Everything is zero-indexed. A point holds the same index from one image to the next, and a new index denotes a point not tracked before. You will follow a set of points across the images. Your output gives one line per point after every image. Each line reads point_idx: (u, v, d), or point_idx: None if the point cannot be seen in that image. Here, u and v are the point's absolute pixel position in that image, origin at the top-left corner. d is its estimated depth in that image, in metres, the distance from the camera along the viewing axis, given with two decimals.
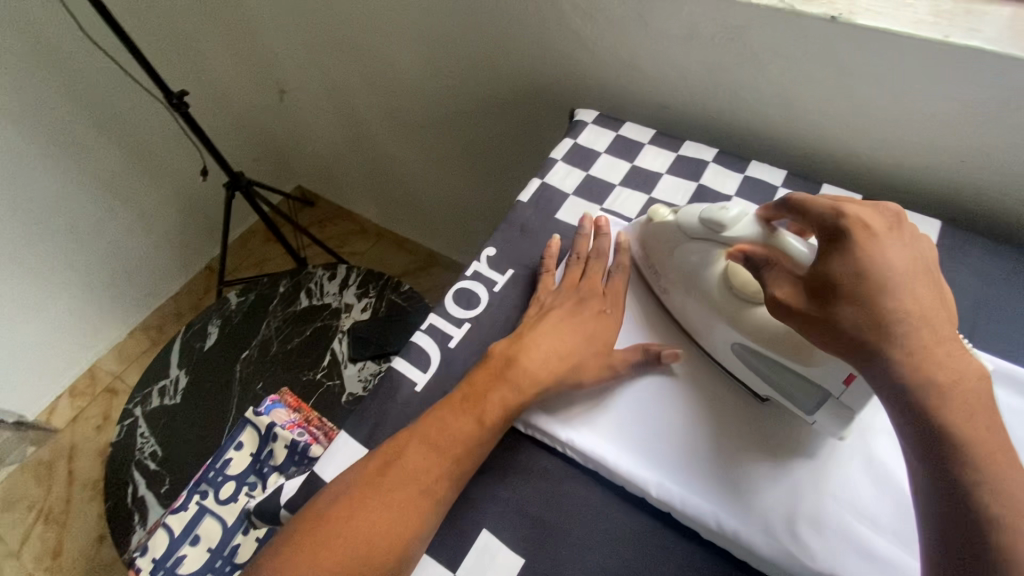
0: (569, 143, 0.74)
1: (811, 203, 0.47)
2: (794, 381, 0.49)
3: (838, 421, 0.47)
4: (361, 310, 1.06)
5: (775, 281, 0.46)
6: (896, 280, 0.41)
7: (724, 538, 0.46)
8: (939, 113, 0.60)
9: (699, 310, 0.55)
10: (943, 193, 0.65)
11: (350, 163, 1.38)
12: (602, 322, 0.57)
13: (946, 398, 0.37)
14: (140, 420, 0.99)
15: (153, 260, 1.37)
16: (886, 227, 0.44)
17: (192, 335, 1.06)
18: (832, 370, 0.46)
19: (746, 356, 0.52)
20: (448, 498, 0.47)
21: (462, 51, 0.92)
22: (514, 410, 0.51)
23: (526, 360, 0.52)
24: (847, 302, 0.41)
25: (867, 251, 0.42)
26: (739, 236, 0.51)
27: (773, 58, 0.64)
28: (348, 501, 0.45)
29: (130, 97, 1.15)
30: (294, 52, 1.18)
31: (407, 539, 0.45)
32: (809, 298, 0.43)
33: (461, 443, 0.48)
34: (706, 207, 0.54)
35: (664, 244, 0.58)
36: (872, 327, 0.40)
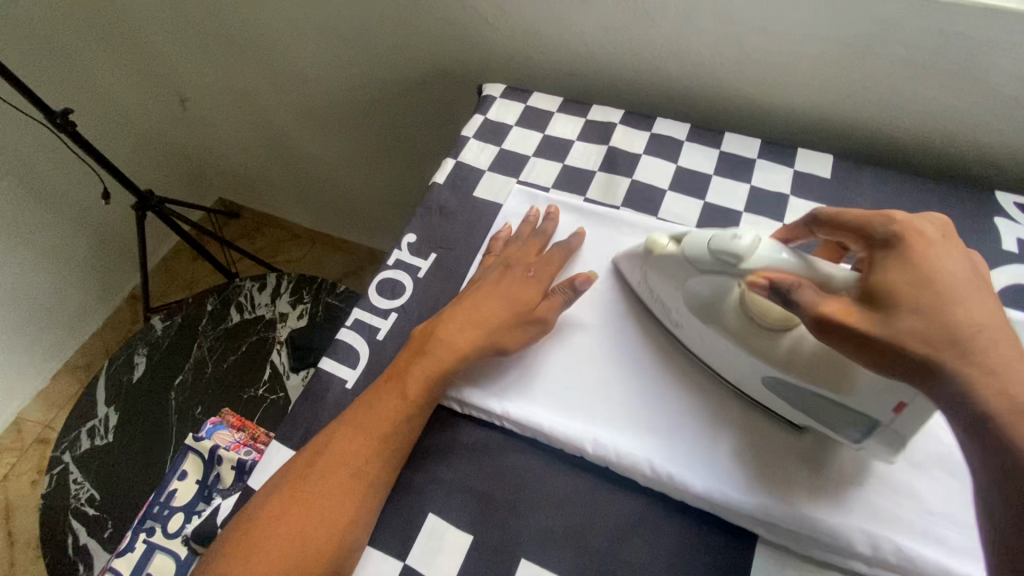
0: (479, 119, 0.68)
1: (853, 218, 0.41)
2: (835, 411, 0.40)
3: (887, 447, 0.39)
4: (296, 318, 0.97)
5: (814, 294, 0.37)
6: (968, 295, 0.35)
7: (716, 505, 0.42)
8: (837, 49, 0.58)
9: (717, 344, 0.45)
10: (860, 126, 0.63)
11: (272, 171, 1.31)
12: (526, 286, 0.50)
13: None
14: (71, 466, 0.87)
15: (69, 298, 1.28)
16: (940, 236, 0.38)
17: (118, 368, 0.95)
18: (880, 395, 0.37)
19: (781, 389, 0.42)
20: (384, 478, 0.43)
21: (360, 40, 0.87)
22: (438, 381, 0.46)
23: (446, 332, 0.47)
24: (909, 314, 0.35)
25: (922, 262, 0.36)
26: (762, 266, 0.40)
27: (666, 12, 0.62)
28: (275, 501, 0.41)
29: (13, 128, 1.06)
30: (191, 61, 1.11)
31: (345, 525, 0.41)
32: (862, 313, 0.36)
33: (388, 421, 0.44)
34: (715, 233, 0.42)
35: (668, 274, 0.46)
36: (942, 344, 0.33)
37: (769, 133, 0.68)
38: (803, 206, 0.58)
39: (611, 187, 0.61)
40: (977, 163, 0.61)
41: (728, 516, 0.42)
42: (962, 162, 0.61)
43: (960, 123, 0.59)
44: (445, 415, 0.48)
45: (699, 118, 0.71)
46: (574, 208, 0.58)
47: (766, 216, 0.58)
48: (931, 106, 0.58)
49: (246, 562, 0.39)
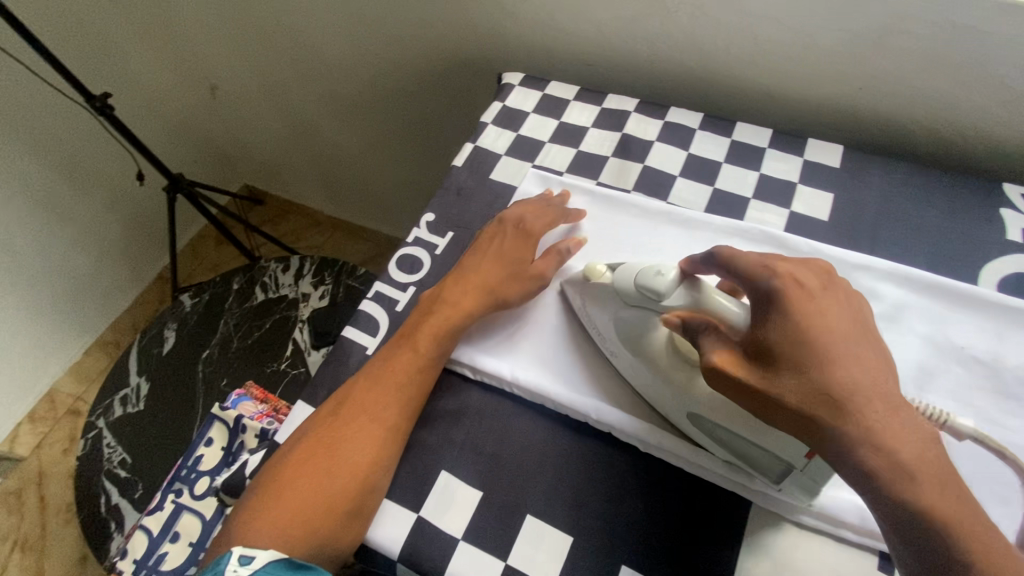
0: (497, 107, 0.71)
1: (744, 263, 0.40)
2: (758, 455, 0.41)
3: (806, 488, 0.40)
4: (318, 298, 1.01)
5: (713, 343, 0.38)
6: (849, 350, 0.34)
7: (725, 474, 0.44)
8: (849, 41, 0.59)
9: (647, 382, 0.46)
10: (871, 118, 0.65)
11: (296, 158, 1.35)
12: (521, 241, 0.55)
13: (913, 478, 0.31)
14: (105, 431, 0.92)
15: (102, 276, 1.34)
16: (822, 284, 0.37)
17: (149, 340, 1.00)
18: (789, 442, 0.38)
19: (704, 424, 0.43)
20: (401, 425, 0.47)
21: (385, 30, 0.90)
22: (446, 334, 0.50)
23: (452, 295, 0.51)
24: (792, 373, 0.34)
25: (804, 317, 0.35)
26: (678, 306, 0.42)
27: (681, 4, 0.63)
28: (301, 448, 0.45)
29: (55, 111, 1.11)
30: (221, 49, 1.15)
31: (366, 468, 0.44)
32: (750, 367, 0.36)
33: (402, 372, 0.48)
34: (643, 267, 0.45)
35: (602, 303, 0.49)
36: (821, 404, 0.33)
37: (781, 123, 0.70)
38: (811, 194, 0.59)
39: (623, 172, 0.63)
40: (987, 156, 0.62)
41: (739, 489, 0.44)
42: (973, 155, 0.62)
43: (971, 117, 0.59)
44: (459, 383, 0.51)
45: (713, 108, 0.72)
46: (588, 193, 0.61)
47: (773, 203, 0.59)
48: (943, 98, 0.59)
49: (275, 499, 0.43)
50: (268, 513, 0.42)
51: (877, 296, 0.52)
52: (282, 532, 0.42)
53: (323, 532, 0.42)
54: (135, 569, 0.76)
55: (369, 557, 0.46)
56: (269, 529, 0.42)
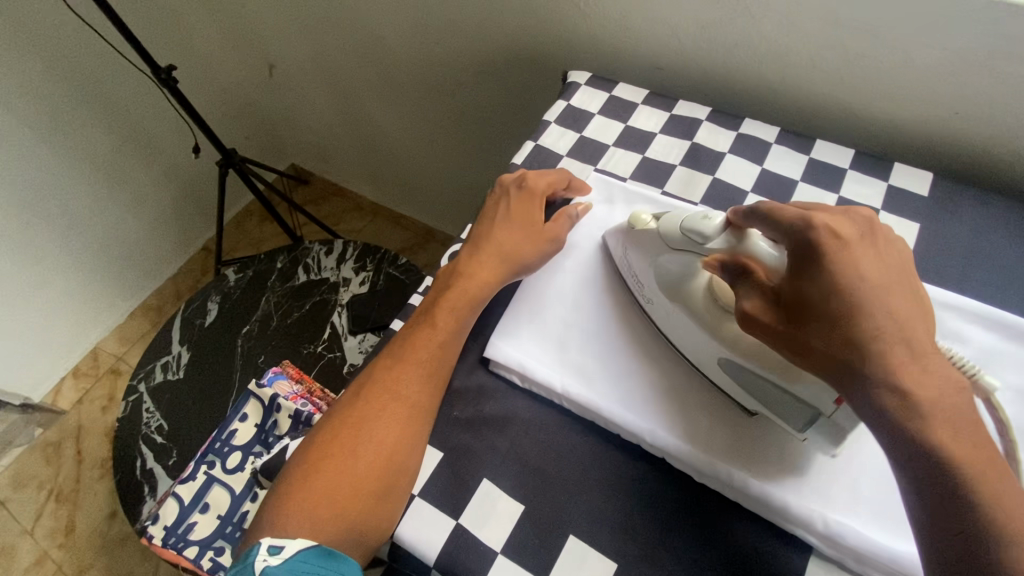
0: (561, 105, 0.68)
1: (788, 217, 0.40)
2: (784, 399, 0.42)
3: (831, 439, 0.41)
4: (359, 284, 1.01)
5: (750, 292, 0.40)
6: (875, 294, 0.35)
7: (772, 510, 0.42)
8: (953, 62, 0.55)
9: (686, 327, 0.48)
10: (962, 144, 0.60)
11: (344, 140, 1.36)
12: (523, 205, 0.54)
13: (923, 415, 0.32)
14: (145, 396, 0.94)
15: (150, 243, 1.37)
16: (858, 234, 0.38)
17: (192, 311, 1.01)
18: (817, 389, 0.39)
19: (731, 368, 0.45)
20: (426, 404, 0.46)
21: (449, 17, 0.88)
22: (463, 309, 0.49)
23: (468, 268, 0.51)
24: (820, 321, 0.36)
25: (843, 268, 0.36)
26: (721, 250, 0.44)
27: (767, 11, 0.60)
28: (327, 429, 0.45)
29: (121, 78, 1.14)
30: (282, 28, 1.15)
31: (394, 449, 0.43)
32: (779, 312, 0.38)
33: (423, 350, 0.47)
34: (690, 215, 0.46)
35: (641, 248, 0.50)
36: (851, 345, 0.35)
37: (861, 143, 0.66)
38: (894, 222, 0.56)
39: (691, 183, 0.60)
40: None
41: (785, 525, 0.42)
42: None
43: None
44: (505, 389, 0.50)
45: (788, 122, 0.68)
46: (655, 204, 0.58)
47: None
48: None
49: (303, 484, 0.42)
50: (297, 496, 0.42)
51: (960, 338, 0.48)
52: (311, 515, 0.41)
53: (353, 517, 0.41)
54: (165, 536, 0.77)
55: (402, 558, 0.45)
56: (300, 515, 0.41)
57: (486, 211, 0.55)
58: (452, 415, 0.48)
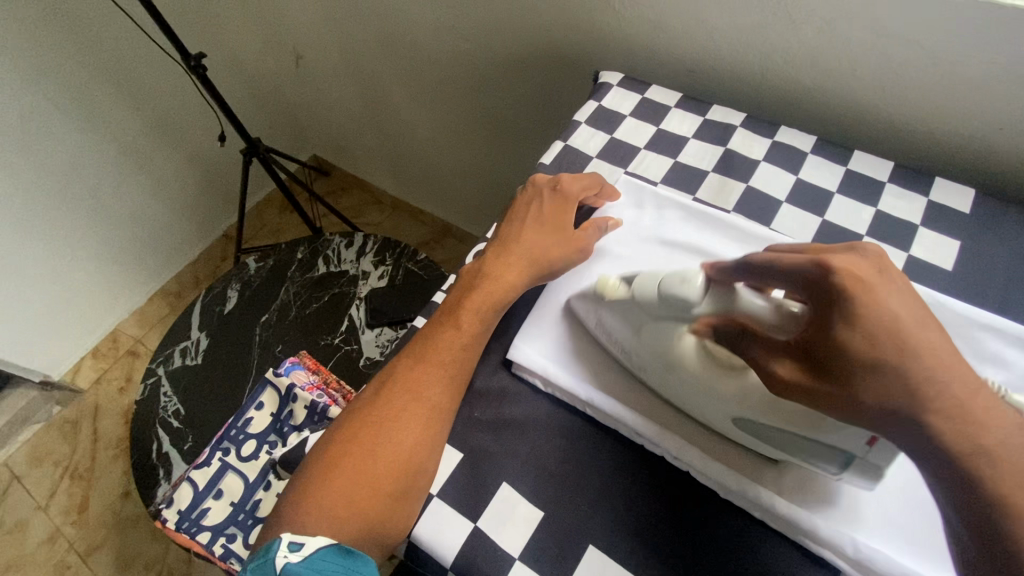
0: (592, 106, 0.68)
1: (787, 263, 0.36)
2: (811, 448, 0.39)
3: (868, 475, 0.38)
4: (377, 278, 1.01)
5: (764, 354, 0.36)
6: (917, 335, 0.31)
7: (799, 530, 0.41)
8: (1001, 77, 0.53)
9: (693, 396, 0.43)
10: (1008, 161, 0.58)
11: (368, 133, 1.36)
12: (557, 209, 0.53)
13: (987, 461, 0.29)
14: (164, 380, 0.95)
15: (173, 228, 1.39)
16: (876, 270, 0.33)
17: (212, 298, 1.02)
18: (850, 434, 0.36)
19: (752, 428, 0.41)
20: (448, 406, 0.45)
21: (479, 13, 0.88)
22: (489, 312, 0.48)
23: (494, 269, 0.50)
24: (868, 374, 0.31)
25: (880, 313, 0.31)
26: (711, 313, 0.41)
27: (809, 18, 0.58)
28: (347, 428, 0.44)
29: (151, 64, 1.15)
30: (311, 20, 1.15)
31: (415, 453, 0.43)
32: (811, 369, 0.33)
33: (446, 351, 0.46)
34: (665, 277, 0.43)
35: (621, 316, 0.46)
36: (897, 399, 0.30)
37: (899, 155, 0.64)
38: (933, 238, 0.54)
39: (723, 190, 0.59)
40: None
41: (808, 543, 0.41)
42: None
43: None
44: (527, 393, 0.49)
45: (824, 131, 0.67)
46: (686, 211, 0.57)
47: (889, 243, 0.54)
48: None
49: (323, 483, 0.42)
50: (317, 494, 0.41)
51: (1001, 360, 0.46)
52: (330, 514, 0.41)
53: (372, 519, 0.41)
54: (178, 520, 0.78)
55: (417, 557, 0.44)
56: (320, 512, 0.41)
57: (515, 211, 0.55)
58: (472, 417, 0.48)
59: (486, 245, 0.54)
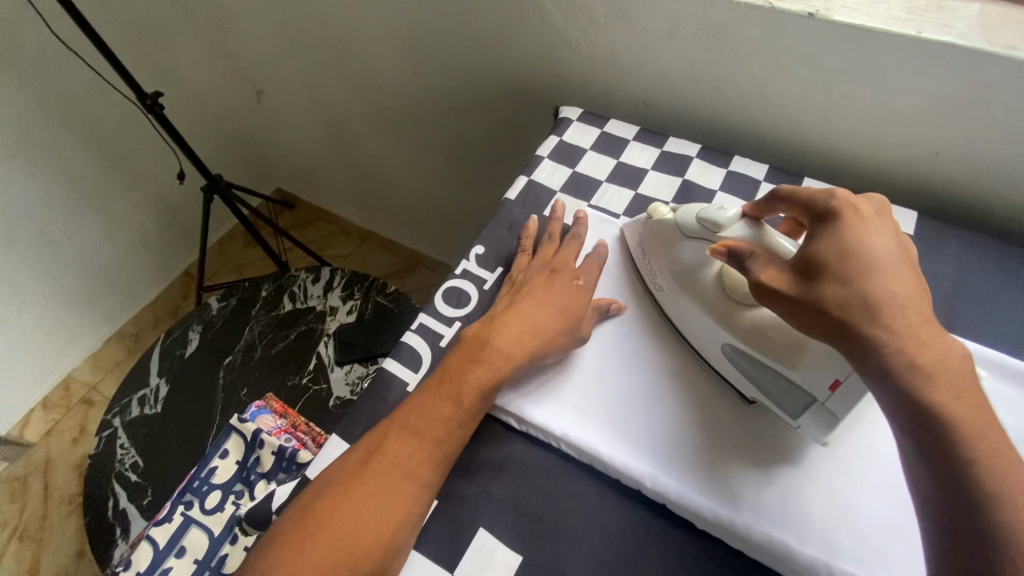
0: (553, 140, 0.69)
1: (807, 195, 0.43)
2: (781, 386, 0.45)
3: (823, 426, 0.43)
4: (346, 313, 0.99)
5: (762, 265, 0.41)
6: (884, 264, 0.38)
7: (772, 556, 0.41)
8: (929, 106, 0.57)
9: (692, 311, 0.50)
10: (944, 184, 0.62)
11: (333, 166, 1.35)
12: (573, 292, 0.52)
13: (927, 373, 0.34)
14: (121, 431, 0.90)
15: (129, 268, 1.34)
16: (874, 212, 0.41)
17: (172, 342, 0.98)
18: (817, 373, 0.41)
19: (739, 358, 0.47)
20: (434, 482, 0.44)
21: (440, 50, 0.89)
22: (491, 389, 0.46)
23: (503, 343, 0.48)
24: (834, 283, 0.38)
25: (858, 240, 0.39)
26: (731, 237, 0.45)
27: (753, 54, 0.62)
28: (326, 500, 0.42)
29: (105, 103, 1.12)
30: (270, 56, 1.15)
31: (395, 526, 0.41)
32: (793, 279, 0.39)
33: (441, 425, 0.45)
34: (705, 207, 0.48)
35: (661, 241, 0.53)
36: (855, 307, 0.37)
37: (847, 181, 0.67)
38: None
39: None
40: None
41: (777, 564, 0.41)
42: None
43: None
44: (502, 431, 0.49)
45: (776, 159, 0.70)
46: None
47: None
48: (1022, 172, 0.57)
49: (296, 561, 0.39)
50: (289, 568, 0.39)
51: None
52: None
53: None
54: None
55: None
56: None
57: (523, 283, 0.53)
58: None
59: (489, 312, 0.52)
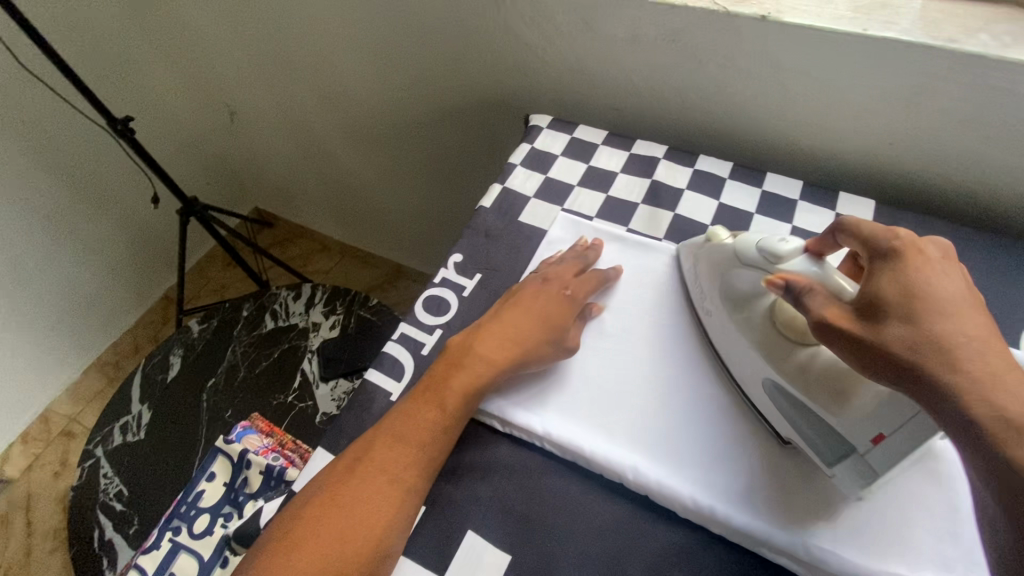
0: (525, 147, 0.71)
1: (868, 233, 0.42)
2: (820, 431, 0.42)
3: (859, 478, 0.41)
4: (329, 328, 0.99)
5: (822, 300, 0.39)
6: (952, 307, 0.36)
7: (748, 537, 0.43)
8: (879, 99, 0.59)
9: (736, 340, 0.48)
10: (899, 173, 0.65)
11: (310, 182, 1.35)
12: (558, 301, 0.53)
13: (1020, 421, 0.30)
14: (103, 461, 0.89)
15: (106, 295, 1.32)
16: (938, 257, 0.40)
17: (154, 367, 0.97)
18: (864, 423, 0.39)
19: (777, 393, 0.44)
20: (420, 488, 0.44)
21: (410, 64, 0.90)
22: (474, 394, 0.48)
23: (486, 350, 0.49)
24: (899, 322, 0.36)
25: (921, 281, 0.38)
26: (790, 270, 0.43)
27: (711, 56, 0.64)
28: (313, 507, 0.42)
29: (75, 130, 1.11)
30: (242, 76, 1.15)
31: (383, 531, 0.42)
32: (857, 318, 0.38)
33: (426, 431, 0.46)
34: (767, 236, 0.46)
35: (715, 264, 0.51)
36: (927, 349, 0.34)
37: (808, 175, 0.70)
38: None
39: (654, 220, 0.63)
40: (1015, 214, 0.62)
41: (754, 546, 0.43)
42: (998, 213, 0.62)
43: (1000, 176, 0.60)
44: (487, 435, 0.49)
45: (741, 156, 0.72)
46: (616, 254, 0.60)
47: None
48: (970, 158, 0.60)
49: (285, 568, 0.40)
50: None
51: None
52: None
53: None
54: None
55: None
56: None
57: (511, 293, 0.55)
58: None
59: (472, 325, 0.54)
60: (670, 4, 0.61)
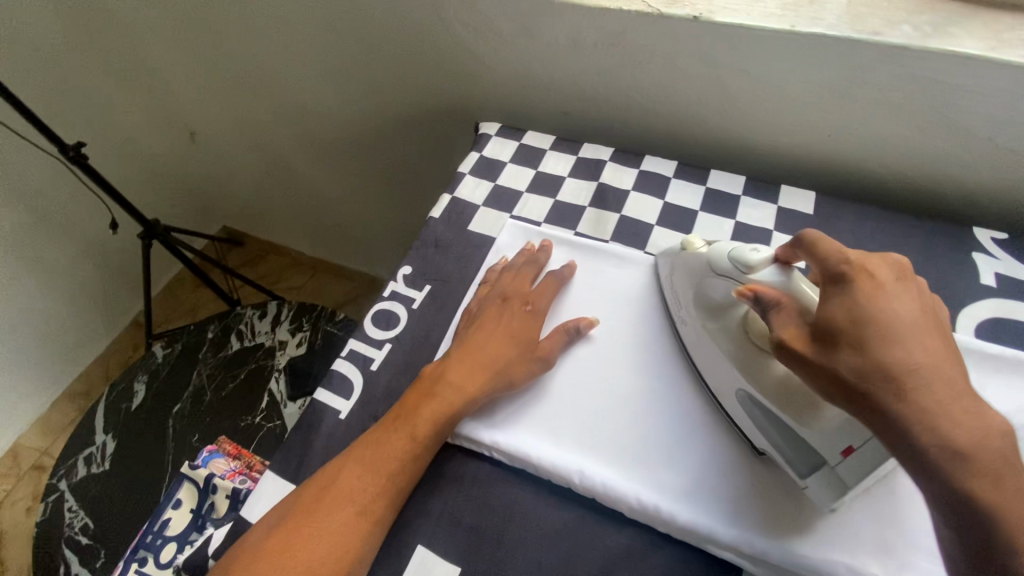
0: (474, 156, 0.71)
1: (825, 249, 0.41)
2: (792, 444, 0.41)
3: (831, 492, 0.40)
4: (296, 345, 0.98)
5: (783, 319, 0.39)
6: (908, 330, 0.35)
7: (699, 538, 0.43)
8: (813, 93, 0.61)
9: (709, 351, 0.48)
10: (838, 164, 0.66)
11: (275, 199, 1.34)
12: (526, 321, 0.53)
13: (962, 454, 0.32)
14: (67, 494, 0.87)
15: (72, 324, 1.30)
16: (893, 277, 0.38)
17: (118, 396, 0.96)
18: (832, 436, 0.38)
19: (749, 405, 0.44)
20: (388, 517, 0.44)
21: (362, 77, 0.90)
22: (445, 422, 0.47)
23: (455, 376, 0.49)
24: (851, 349, 0.35)
25: (876, 304, 0.36)
26: (759, 280, 0.43)
27: (649, 58, 0.65)
28: (274, 539, 0.42)
29: (27, 160, 1.09)
30: (197, 96, 1.14)
31: (349, 565, 0.41)
32: (811, 341, 0.37)
33: (394, 458, 0.45)
34: (739, 245, 0.46)
35: (691, 273, 0.50)
36: (878, 379, 0.34)
37: (753, 169, 0.71)
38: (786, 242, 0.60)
39: (601, 222, 0.63)
40: (950, 198, 0.63)
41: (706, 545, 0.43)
42: (936, 198, 0.64)
43: (934, 161, 0.61)
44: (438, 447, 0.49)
45: (688, 155, 0.73)
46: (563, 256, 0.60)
47: None
48: (904, 146, 0.61)
49: None
50: None
51: None
52: None
53: None
54: None
55: None
56: None
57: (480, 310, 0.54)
58: None
59: (450, 347, 0.53)
60: (605, 9, 0.62)
